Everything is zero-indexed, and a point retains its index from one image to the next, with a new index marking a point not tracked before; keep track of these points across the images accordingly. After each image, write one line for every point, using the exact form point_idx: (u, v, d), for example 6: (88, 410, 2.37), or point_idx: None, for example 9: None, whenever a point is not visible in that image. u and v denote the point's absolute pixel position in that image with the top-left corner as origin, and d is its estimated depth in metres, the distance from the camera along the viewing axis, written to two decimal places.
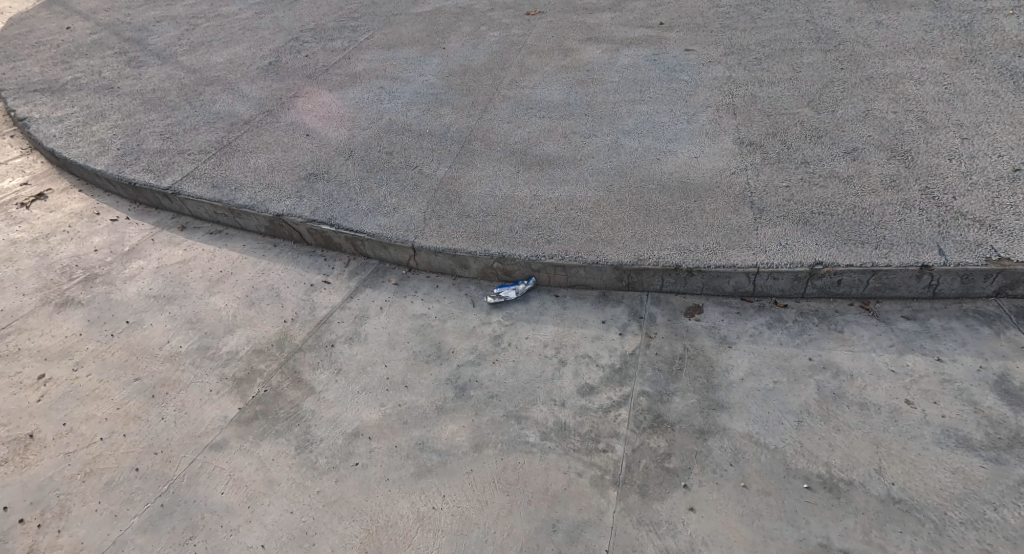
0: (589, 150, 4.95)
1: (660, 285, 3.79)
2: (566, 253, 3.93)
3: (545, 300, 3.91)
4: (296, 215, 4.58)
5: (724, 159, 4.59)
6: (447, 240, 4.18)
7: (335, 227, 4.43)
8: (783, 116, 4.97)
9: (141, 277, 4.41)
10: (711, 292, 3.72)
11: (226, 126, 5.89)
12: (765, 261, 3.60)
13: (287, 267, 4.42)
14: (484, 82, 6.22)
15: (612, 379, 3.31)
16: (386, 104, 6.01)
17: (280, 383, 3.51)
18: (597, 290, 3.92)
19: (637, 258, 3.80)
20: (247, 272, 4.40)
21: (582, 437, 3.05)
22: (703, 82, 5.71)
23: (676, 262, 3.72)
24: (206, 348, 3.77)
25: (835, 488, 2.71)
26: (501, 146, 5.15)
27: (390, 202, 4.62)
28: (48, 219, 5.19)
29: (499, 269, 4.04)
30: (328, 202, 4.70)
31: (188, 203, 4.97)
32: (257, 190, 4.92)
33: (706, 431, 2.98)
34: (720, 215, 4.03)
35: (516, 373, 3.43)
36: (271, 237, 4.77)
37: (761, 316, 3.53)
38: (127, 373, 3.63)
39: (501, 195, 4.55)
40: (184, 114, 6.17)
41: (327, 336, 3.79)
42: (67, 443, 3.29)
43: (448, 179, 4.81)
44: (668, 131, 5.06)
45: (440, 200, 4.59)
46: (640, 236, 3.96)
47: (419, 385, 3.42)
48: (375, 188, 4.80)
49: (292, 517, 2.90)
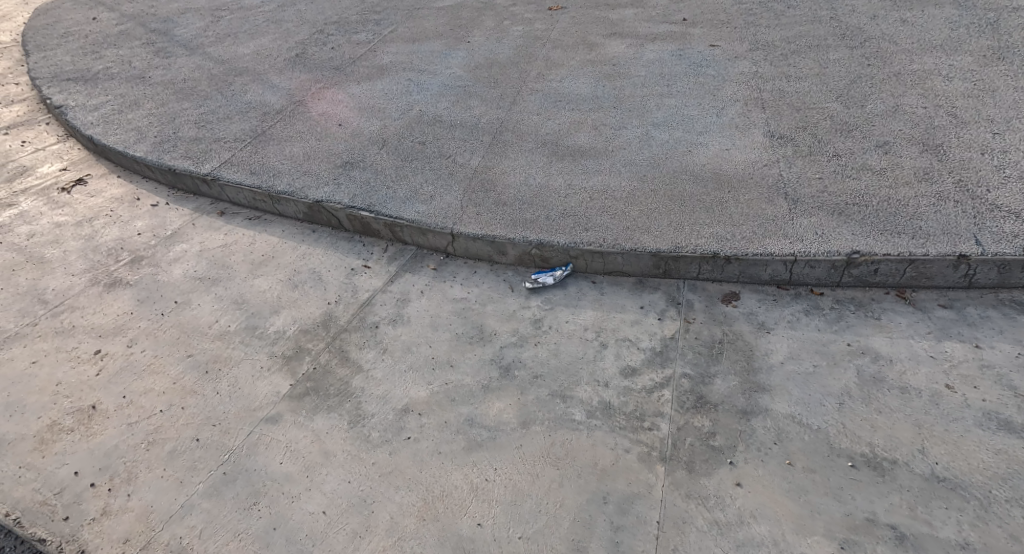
0: (620, 142, 5.03)
1: (697, 273, 3.89)
2: (603, 240, 4.03)
3: (582, 286, 4.01)
4: (335, 202, 4.68)
5: (756, 152, 4.67)
6: (485, 227, 4.27)
7: (374, 213, 4.53)
8: (812, 110, 5.05)
9: (185, 260, 4.57)
10: (747, 280, 3.82)
11: (258, 115, 5.98)
12: (802, 250, 3.69)
13: (327, 252, 4.54)
14: (512, 75, 6.31)
15: (653, 362, 3.42)
16: (416, 95, 6.09)
17: (328, 360, 3.70)
18: (634, 277, 4.02)
19: (675, 246, 3.89)
20: (288, 256, 4.53)
21: (627, 416, 3.15)
22: (730, 77, 5.79)
23: (714, 250, 3.81)
24: (254, 328, 3.95)
25: (879, 466, 2.79)
26: (532, 137, 5.24)
27: (427, 190, 4.72)
28: (90, 204, 5.31)
29: (537, 255, 4.14)
30: (366, 189, 4.80)
31: (227, 188, 5.08)
32: (294, 177, 5.02)
33: (749, 412, 3.07)
34: (754, 205, 4.11)
35: (559, 354, 3.55)
36: (310, 223, 4.87)
37: (798, 304, 3.63)
38: (180, 350, 3.83)
39: (536, 184, 4.64)
40: (217, 103, 6.26)
41: (371, 318, 3.96)
42: (128, 414, 3.46)
43: (483, 169, 4.90)
44: (697, 124, 5.15)
45: (476, 188, 4.68)
46: (677, 225, 4.05)
47: (464, 365, 3.56)
48: (411, 176, 4.90)
49: (351, 486, 3.02)
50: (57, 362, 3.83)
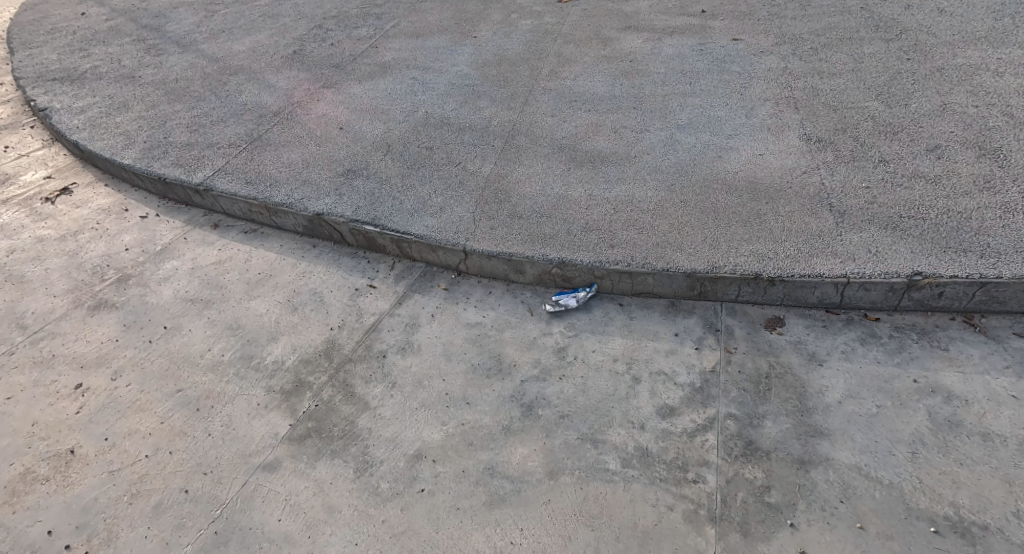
0: (643, 146, 4.65)
1: (736, 295, 3.54)
2: (630, 258, 3.67)
3: (609, 309, 3.66)
4: (337, 215, 4.32)
5: (793, 157, 4.29)
6: (501, 243, 3.91)
7: (380, 228, 4.18)
8: (851, 111, 4.66)
9: (176, 279, 4.21)
10: (792, 303, 3.48)
11: (253, 118, 5.60)
12: (855, 271, 3.34)
13: (329, 270, 4.19)
14: (523, 73, 5.92)
15: (693, 400, 3.09)
16: (421, 96, 5.71)
17: (331, 396, 3.35)
18: (665, 299, 3.66)
19: (712, 266, 3.53)
20: (287, 275, 4.18)
21: (668, 466, 2.82)
22: (757, 73, 5.38)
23: (756, 271, 3.46)
24: (249, 358, 3.60)
25: (967, 532, 2.48)
26: (547, 141, 4.86)
27: (436, 200, 4.36)
28: (75, 215, 4.95)
29: (558, 274, 3.78)
30: (370, 200, 4.44)
31: (221, 199, 4.72)
32: (292, 186, 4.65)
33: (808, 462, 2.75)
34: (797, 218, 3.75)
35: (587, 390, 3.20)
36: (309, 236, 4.51)
37: (852, 331, 3.29)
38: (169, 384, 3.48)
39: (555, 194, 4.26)
40: (210, 105, 5.89)
41: (378, 346, 3.61)
42: (110, 461, 3.12)
43: (496, 177, 4.53)
44: (726, 126, 4.76)
45: (489, 199, 4.31)
46: (713, 241, 3.68)
47: (482, 402, 3.22)
48: (418, 186, 4.53)
49: (359, 549, 2.71)
50: (33, 398, 3.48)
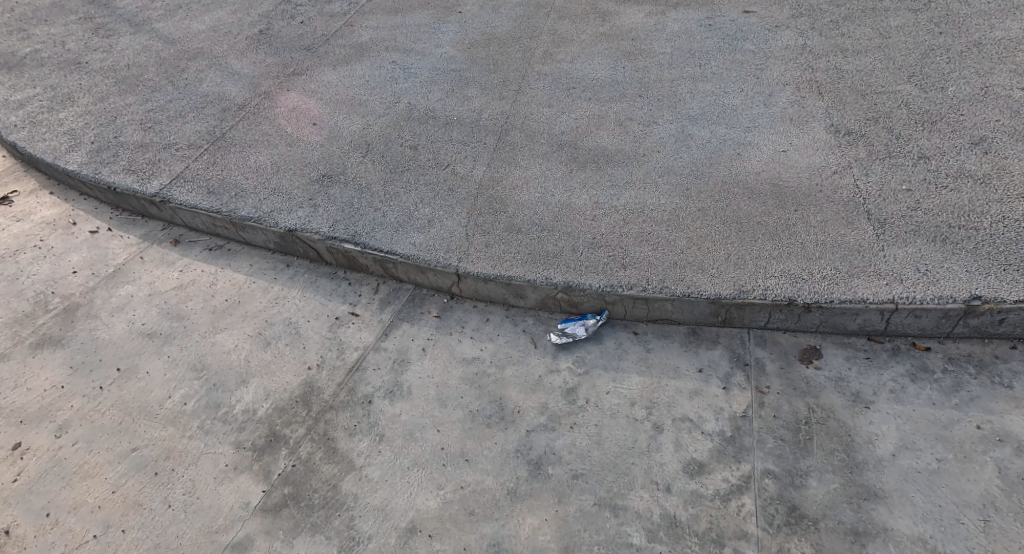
0: (652, 142, 4.17)
1: (765, 322, 3.14)
2: (645, 281, 3.26)
3: (622, 339, 3.27)
4: (312, 231, 3.84)
5: (820, 154, 3.84)
6: (499, 265, 3.47)
7: (361, 246, 3.72)
8: (881, 96, 4.20)
9: (131, 308, 3.74)
10: (829, 331, 3.09)
11: (214, 112, 4.93)
12: (903, 296, 2.96)
13: (305, 294, 3.74)
14: (513, 54, 5.35)
15: (724, 453, 2.73)
16: (402, 84, 5.12)
17: (311, 454, 2.94)
18: (685, 326, 3.27)
19: (739, 290, 3.13)
20: (258, 301, 3.72)
21: (700, 540, 2.50)
22: (772, 52, 4.86)
23: (789, 296, 3.06)
24: (215, 407, 3.16)
25: None
26: (545, 137, 4.35)
27: (424, 212, 3.89)
28: (15, 231, 4.43)
29: (564, 299, 3.36)
30: (349, 211, 3.96)
31: (180, 212, 4.16)
32: (260, 196, 4.10)
33: (862, 533, 2.44)
34: (831, 229, 3.34)
35: (603, 443, 2.83)
36: (281, 253, 4.01)
37: (901, 365, 2.92)
38: (123, 442, 3.05)
39: (556, 202, 3.81)
40: (166, 96, 5.17)
41: (363, 389, 3.19)
42: (54, 543, 2.74)
43: (489, 181, 4.05)
44: (742, 116, 4.29)
45: (482, 209, 3.84)
46: (738, 260, 3.27)
47: (483, 459, 2.84)
48: (403, 194, 4.06)
49: None
50: None
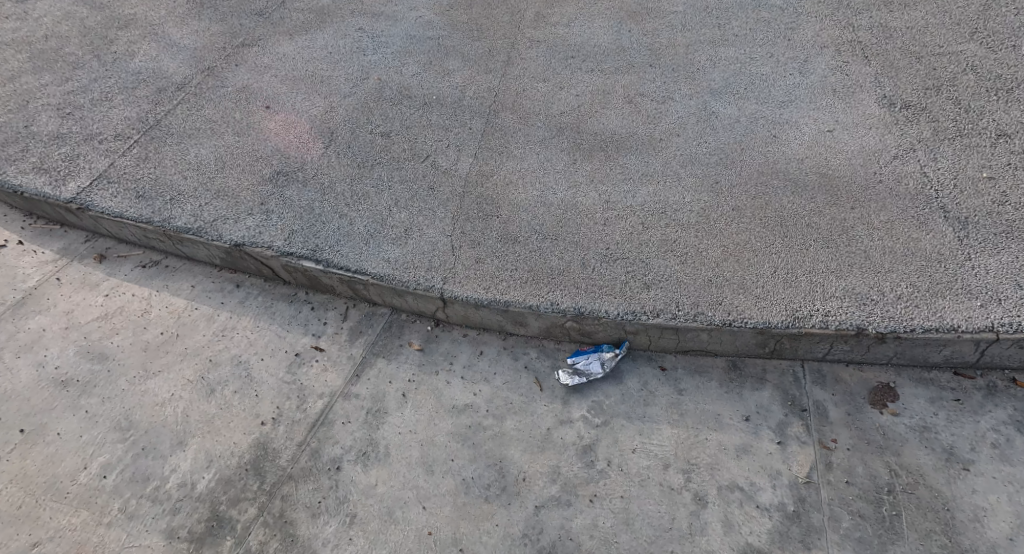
0: (670, 122, 3.50)
1: (824, 354, 2.54)
2: (673, 306, 2.64)
3: (646, 376, 2.66)
4: (263, 245, 3.13)
5: (874, 134, 3.20)
6: (493, 288, 2.82)
7: (323, 264, 3.04)
8: (940, 59, 3.54)
9: (42, 347, 3.02)
10: (905, 363, 2.49)
11: (147, 95, 4.04)
12: (1004, 323, 2.37)
13: (258, 324, 3.06)
14: (499, 14, 4.53)
15: (786, 537, 2.18)
16: (371, 55, 4.28)
17: (264, 545, 2.37)
18: (723, 358, 2.66)
19: (794, 316, 2.51)
20: (200, 335, 3.02)
21: None
22: (803, 7, 4.12)
23: (857, 324, 2.44)
24: (142, 481, 2.54)
25: None
26: (540, 118, 3.64)
27: (399, 217, 3.20)
28: None
29: (574, 328, 2.73)
30: (308, 218, 3.24)
31: (104, 221, 3.37)
32: (200, 200, 3.35)
33: None
34: (899, 232, 2.73)
35: (634, 524, 2.27)
36: (230, 270, 3.29)
37: (1000, 409, 2.36)
38: (21, 534, 2.44)
39: (558, 200, 3.16)
40: (88, 74, 4.23)
41: (330, 452, 2.59)
42: None
43: (477, 176, 3.36)
44: (774, 88, 3.60)
45: (469, 212, 3.17)
46: (788, 276, 2.65)
47: (486, 549, 2.29)
48: (372, 194, 3.35)
49: None
50: None
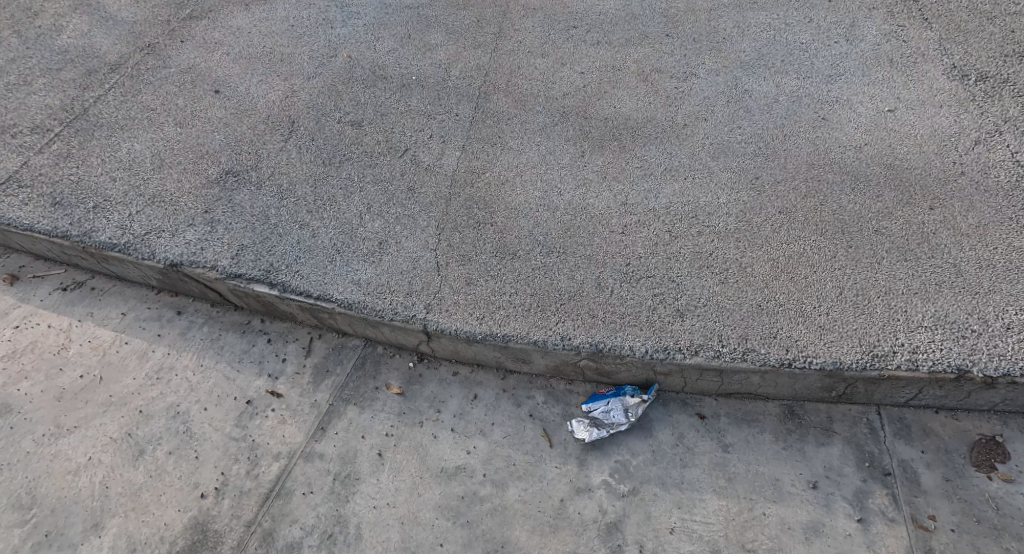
0: (696, 104, 2.90)
1: (908, 400, 2.04)
2: (714, 340, 2.10)
3: (682, 427, 2.15)
4: (205, 265, 2.43)
5: (946, 114, 2.63)
6: (489, 320, 2.26)
7: (280, 289, 2.39)
8: (1011, 23, 2.99)
9: None
10: (1011, 410, 2.02)
11: (75, 78, 3.22)
12: None
13: (203, 364, 2.40)
14: None
15: None
16: (340, 28, 3.47)
17: None
18: (776, 402, 2.15)
19: (874, 355, 1.98)
20: (128, 379, 2.37)
21: None
22: None
23: (958, 366, 1.94)
24: None
25: None
26: (538, 100, 3.02)
27: (371, 226, 2.57)
28: None
29: (590, 367, 2.20)
30: (263, 227, 2.55)
31: (11, 235, 2.65)
32: (129, 209, 2.61)
33: None
34: (993, 239, 2.22)
35: None
36: (171, 293, 2.60)
37: None
38: None
39: (565, 203, 2.60)
40: (5, 53, 3.43)
41: (288, 533, 2.05)
42: None
43: (466, 173, 2.76)
44: (818, 59, 2.99)
45: (457, 219, 2.60)
46: (859, 299, 2.11)
47: None
48: (340, 197, 2.68)
49: None
50: None
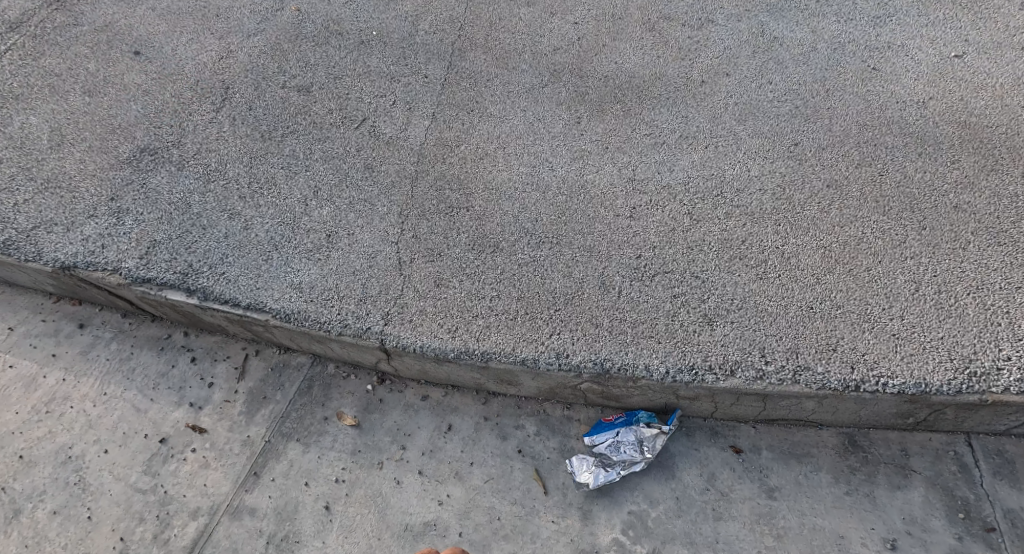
0: (715, 56, 2.38)
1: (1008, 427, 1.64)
2: (752, 355, 1.63)
3: (710, 464, 1.73)
4: (105, 267, 1.90)
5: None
6: (466, 335, 1.78)
7: (199, 298, 1.85)
8: None
9: None
10: None
11: None
12: None
13: (109, 392, 1.90)
14: None
15: None
16: None
17: None
18: (831, 431, 1.73)
19: (971, 375, 1.52)
20: (13, 415, 1.87)
21: None
22: None
23: None
24: None
25: None
26: (523, 56, 2.50)
27: (318, 215, 2.06)
28: None
29: (596, 392, 1.75)
30: (182, 217, 2.01)
31: None
32: (16, 199, 2.07)
33: None
34: None
35: None
36: (75, 300, 2.08)
37: None
38: None
39: (558, 179, 2.13)
40: None
41: None
42: None
43: (437, 145, 2.26)
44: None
45: (424, 204, 2.10)
46: (943, 298, 1.65)
47: None
48: (279, 177, 2.14)
49: None
50: None
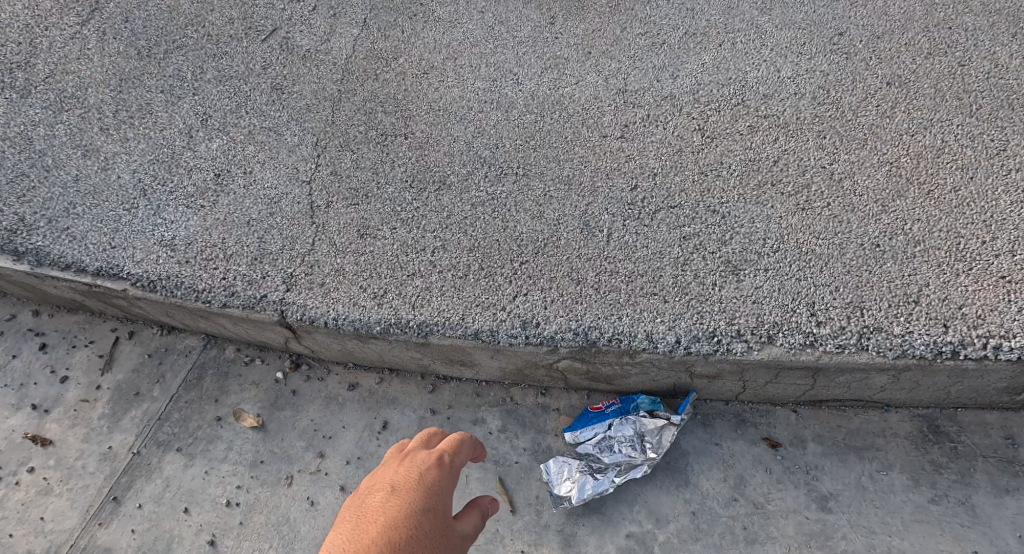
0: None
1: None
2: (796, 314, 1.17)
3: (737, 466, 1.25)
4: None
5: None
6: (399, 301, 1.29)
7: (32, 262, 1.36)
8: None
9: None
10: None
11: None
12: None
13: None
14: None
15: None
16: None
17: None
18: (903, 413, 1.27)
19: None
20: None
21: None
22: None
23: None
24: None
25: None
26: None
27: (205, 148, 1.54)
28: None
29: (582, 372, 1.27)
30: (18, 158, 1.51)
31: None
32: None
33: None
34: None
35: None
36: None
37: None
38: None
39: (525, 94, 1.62)
40: None
41: None
42: None
43: (368, 57, 1.73)
44: None
45: (349, 131, 1.59)
46: None
47: None
48: (155, 102, 1.63)
49: None
50: None
